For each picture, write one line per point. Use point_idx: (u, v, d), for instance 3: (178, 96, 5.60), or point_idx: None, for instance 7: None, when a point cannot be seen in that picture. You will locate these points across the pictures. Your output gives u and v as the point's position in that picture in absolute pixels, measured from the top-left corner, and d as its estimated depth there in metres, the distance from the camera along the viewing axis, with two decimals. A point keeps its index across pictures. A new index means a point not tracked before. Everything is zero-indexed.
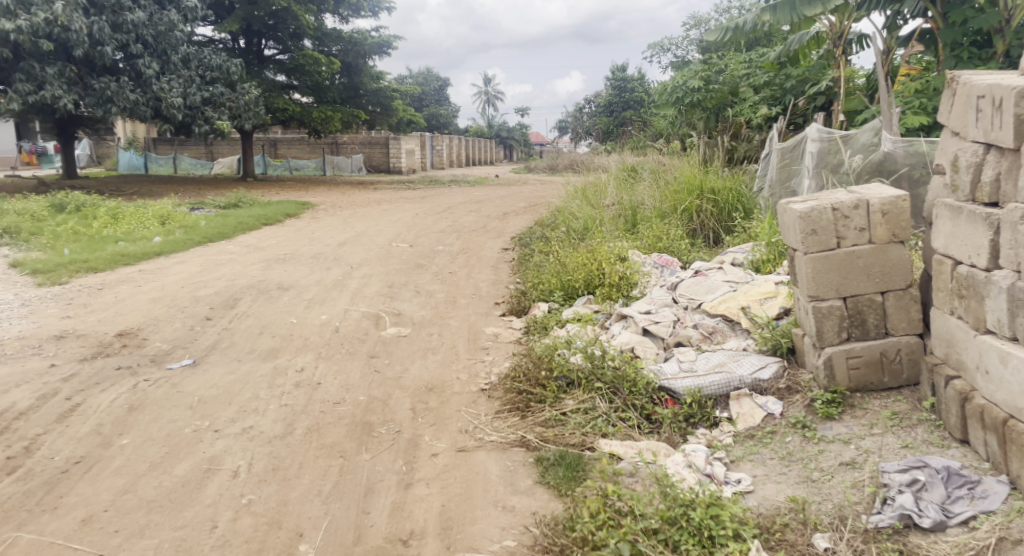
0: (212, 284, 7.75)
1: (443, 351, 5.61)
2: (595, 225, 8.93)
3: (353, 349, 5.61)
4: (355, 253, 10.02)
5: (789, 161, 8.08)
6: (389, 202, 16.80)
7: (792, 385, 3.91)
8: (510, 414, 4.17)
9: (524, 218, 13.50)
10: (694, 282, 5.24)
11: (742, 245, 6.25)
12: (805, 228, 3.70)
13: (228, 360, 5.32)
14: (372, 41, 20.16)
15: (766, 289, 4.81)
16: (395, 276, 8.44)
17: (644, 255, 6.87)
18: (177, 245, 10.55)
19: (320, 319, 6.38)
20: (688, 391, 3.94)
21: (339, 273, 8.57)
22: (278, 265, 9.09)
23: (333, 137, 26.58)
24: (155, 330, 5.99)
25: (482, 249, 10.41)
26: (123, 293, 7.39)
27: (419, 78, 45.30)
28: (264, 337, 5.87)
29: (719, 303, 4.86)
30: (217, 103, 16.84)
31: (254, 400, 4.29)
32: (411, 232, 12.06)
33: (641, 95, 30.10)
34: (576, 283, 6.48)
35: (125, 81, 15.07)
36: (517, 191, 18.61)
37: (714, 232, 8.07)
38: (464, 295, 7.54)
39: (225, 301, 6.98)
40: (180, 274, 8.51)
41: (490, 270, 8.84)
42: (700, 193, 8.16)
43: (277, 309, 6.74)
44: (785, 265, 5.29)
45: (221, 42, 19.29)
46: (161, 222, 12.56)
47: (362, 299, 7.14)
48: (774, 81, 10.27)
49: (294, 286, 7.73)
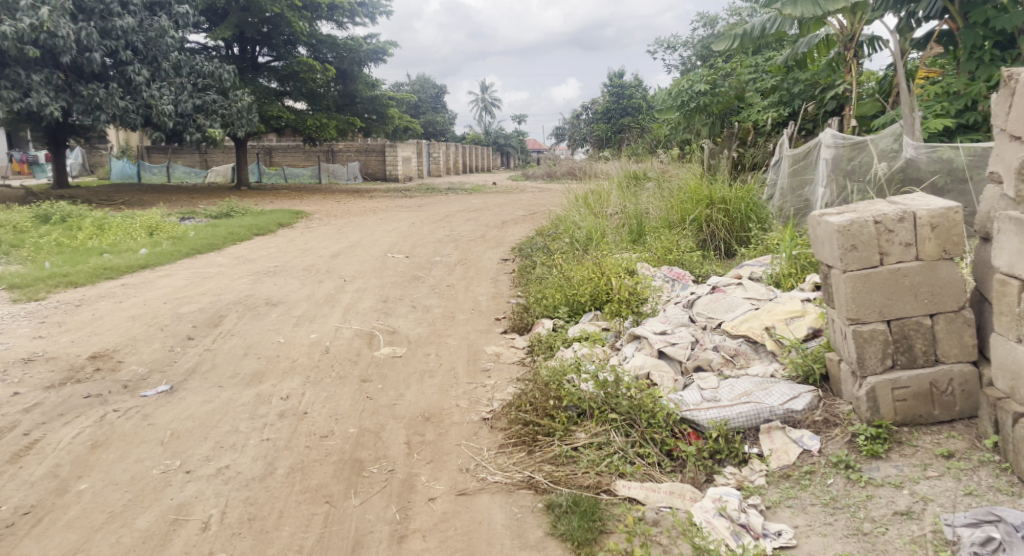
0: (197, 299, 7.36)
1: (441, 374, 5.21)
2: (599, 236, 8.55)
3: (343, 372, 5.21)
4: (349, 265, 9.63)
5: (803, 167, 7.71)
6: (385, 210, 16.44)
7: (829, 417, 3.52)
8: (515, 448, 3.79)
9: (524, 226, 13.13)
10: (712, 299, 4.85)
11: (760, 258, 5.86)
12: (844, 243, 3.33)
13: (208, 385, 4.92)
14: (367, 48, 19.86)
15: (792, 307, 4.42)
16: (391, 289, 8.06)
17: (654, 268, 6.47)
18: (164, 257, 10.16)
19: (309, 337, 5.99)
20: (713, 424, 3.55)
21: (332, 287, 8.17)
22: (268, 278, 8.69)
23: (328, 145, 26.21)
24: (132, 352, 5.59)
25: (481, 260, 10.04)
26: (102, 310, 6.99)
27: (416, 85, 45.00)
28: (248, 358, 5.48)
29: (740, 323, 4.47)
30: (209, 110, 16.47)
31: (232, 434, 3.89)
32: (408, 241, 11.68)
33: (639, 102, 29.80)
34: (582, 298, 6.11)
35: (114, 89, 14.68)
36: (515, 199, 18.24)
37: (725, 243, 7.67)
38: (463, 310, 7.16)
39: (209, 318, 6.58)
40: (164, 288, 8.12)
41: (489, 282, 8.46)
42: (709, 203, 7.79)
43: (264, 326, 6.35)
44: (809, 279, 4.91)
45: (215, 49, 18.94)
46: (149, 233, 12.17)
47: (355, 316, 6.74)
48: (782, 85, 9.88)
49: (283, 301, 7.33)
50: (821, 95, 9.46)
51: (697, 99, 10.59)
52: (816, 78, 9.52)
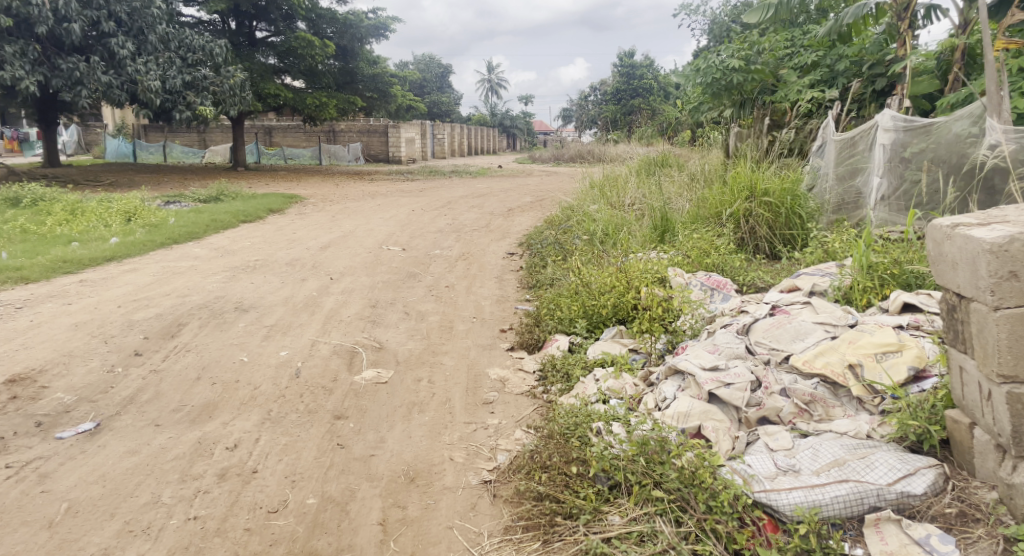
0: (158, 302, 6.38)
1: (433, 409, 4.28)
2: (619, 231, 7.54)
3: (313, 405, 4.27)
4: (338, 260, 8.64)
5: (852, 152, 6.76)
6: (385, 195, 15.46)
7: (966, 510, 2.56)
8: (526, 535, 2.93)
9: (531, 216, 12.13)
10: (773, 323, 3.85)
11: (822, 265, 4.87)
12: (1000, 268, 2.42)
13: (141, 423, 3.95)
14: (369, 23, 18.75)
15: (885, 338, 3.40)
16: (382, 291, 7.08)
17: (688, 274, 5.51)
18: (135, 247, 9.17)
19: (278, 355, 5.02)
20: (799, 513, 2.61)
21: (316, 287, 7.19)
22: (245, 275, 7.72)
23: (330, 125, 25.16)
24: (61, 374, 4.63)
25: (485, 255, 9.06)
26: (45, 314, 6.03)
27: (420, 64, 43.76)
28: (200, 384, 4.52)
29: (814, 357, 3.48)
30: (200, 87, 15.39)
31: (148, 509, 3.03)
32: (405, 231, 10.70)
33: (650, 83, 28.69)
34: (604, 310, 5.22)
35: (96, 62, 13.62)
36: (520, 184, 17.23)
37: (767, 243, 6.66)
38: (463, 319, 6.19)
39: (165, 327, 5.60)
40: (126, 287, 7.14)
41: (494, 283, 7.50)
42: (751, 195, 6.78)
43: (228, 339, 5.39)
44: (894, 297, 3.97)
45: (209, 23, 17.85)
46: (126, 220, 11.18)
47: (337, 327, 5.77)
48: (824, 61, 8.88)
49: (256, 305, 6.35)
50: (868, 73, 8.41)
51: (729, 76, 9.34)
52: (863, 55, 8.53)
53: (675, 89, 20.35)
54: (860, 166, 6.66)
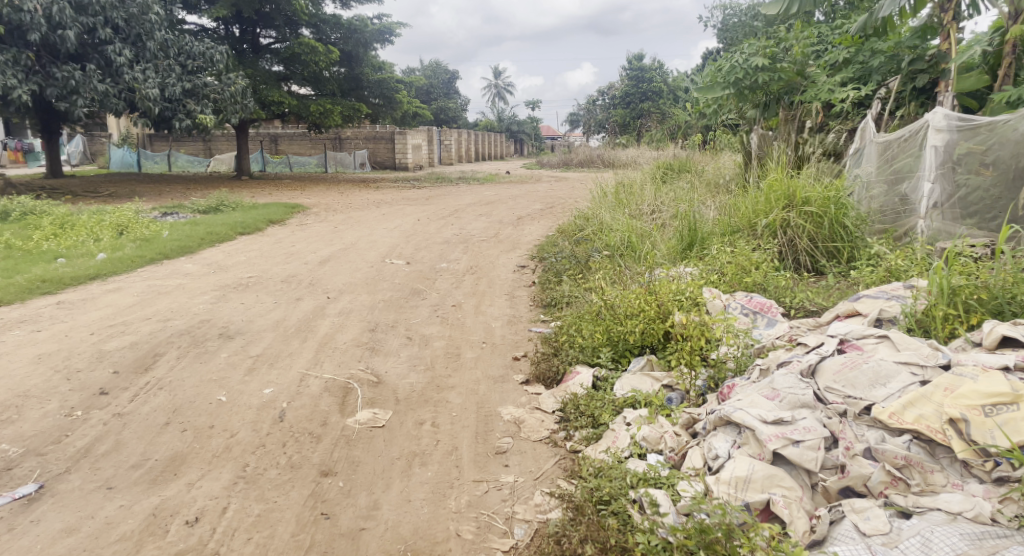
0: (136, 328, 5.75)
1: (437, 462, 3.65)
2: (641, 244, 6.86)
3: (297, 458, 3.64)
4: (337, 276, 8.02)
5: (894, 155, 6.14)
6: (389, 204, 14.86)
7: None
8: None
9: (543, 224, 11.50)
10: (845, 363, 3.22)
11: (888, 286, 4.29)
12: None
13: (91, 485, 3.36)
14: (374, 28, 18.21)
15: (996, 386, 2.79)
16: (383, 312, 6.46)
17: (726, 295, 4.90)
18: (123, 264, 8.57)
19: (262, 394, 4.38)
20: None
21: (311, 308, 6.56)
22: (235, 295, 7.12)
23: (336, 132, 24.63)
24: (10, 420, 4.01)
25: (494, 268, 8.45)
26: (10, 343, 5.44)
27: (428, 70, 43.20)
28: (169, 431, 3.89)
29: (903, 408, 2.90)
30: (200, 94, 14.83)
31: None
32: (410, 242, 10.11)
33: (660, 85, 27.92)
34: (631, 337, 4.61)
35: (92, 70, 13.07)
36: (529, 190, 16.58)
37: (809, 257, 6.00)
38: (472, 344, 5.56)
39: (138, 360, 4.99)
40: (104, 309, 6.51)
41: (505, 301, 6.88)
42: (790, 205, 6.17)
43: (207, 371, 4.78)
44: (985, 329, 3.39)
45: (212, 30, 17.32)
46: (117, 233, 10.58)
47: (331, 356, 5.15)
48: (857, 57, 8.28)
49: (244, 331, 5.73)
50: (907, 69, 7.69)
51: (755, 76, 8.57)
52: (899, 49, 7.85)
53: (686, 92, 19.69)
54: (905, 170, 6.04)
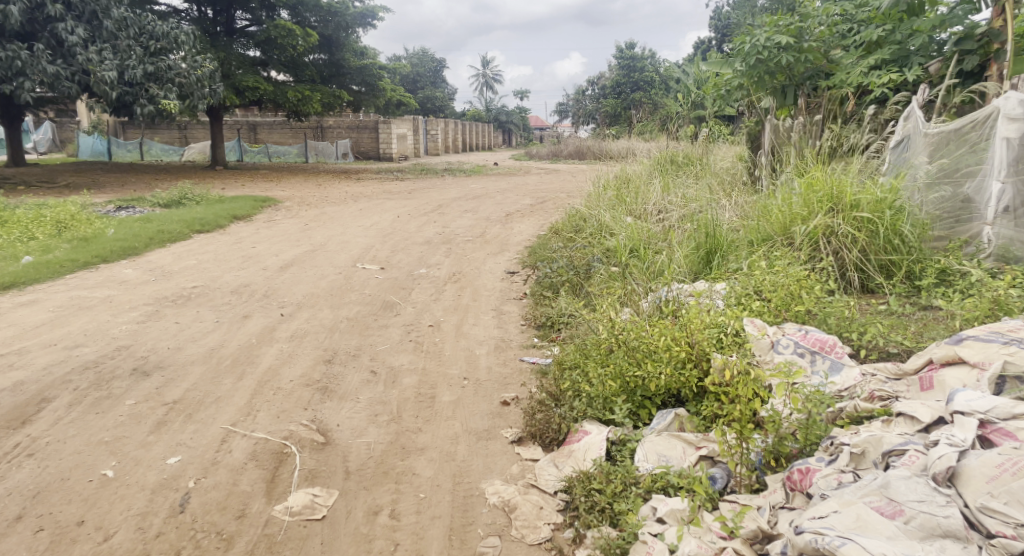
0: (31, 359, 4.60)
1: None
2: (653, 251, 5.75)
3: None
4: (297, 286, 6.89)
5: (948, 148, 4.97)
6: (368, 198, 13.69)
7: None
8: None
9: (533, 223, 10.40)
10: (1002, 464, 2.21)
11: (997, 325, 3.22)
12: None
13: None
14: (355, 11, 16.98)
15: None
16: (344, 335, 5.33)
17: (773, 329, 3.80)
18: (49, 271, 7.37)
19: (165, 464, 3.29)
20: None
21: (259, 329, 5.43)
22: (171, 310, 5.98)
23: (317, 120, 23.31)
24: None
25: (480, 275, 7.34)
26: None
27: (414, 57, 41.93)
28: (17, 532, 2.88)
29: None
30: (164, 78, 13.44)
31: None
32: (386, 243, 9.00)
33: (652, 75, 26.89)
34: (653, 387, 3.51)
35: (40, 49, 11.69)
36: (517, 184, 15.44)
37: (859, 272, 4.90)
38: (450, 380, 4.46)
39: (17, 409, 3.85)
40: (5, 330, 5.34)
41: (491, 319, 5.77)
42: (835, 210, 5.06)
43: (102, 425, 3.68)
44: None
45: (185, 12, 16.04)
46: (55, 231, 9.35)
47: (270, 402, 4.03)
48: (891, 37, 6.96)
49: (167, 363, 4.60)
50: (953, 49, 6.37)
51: (777, 57, 7.41)
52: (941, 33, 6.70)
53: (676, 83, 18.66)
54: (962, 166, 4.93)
